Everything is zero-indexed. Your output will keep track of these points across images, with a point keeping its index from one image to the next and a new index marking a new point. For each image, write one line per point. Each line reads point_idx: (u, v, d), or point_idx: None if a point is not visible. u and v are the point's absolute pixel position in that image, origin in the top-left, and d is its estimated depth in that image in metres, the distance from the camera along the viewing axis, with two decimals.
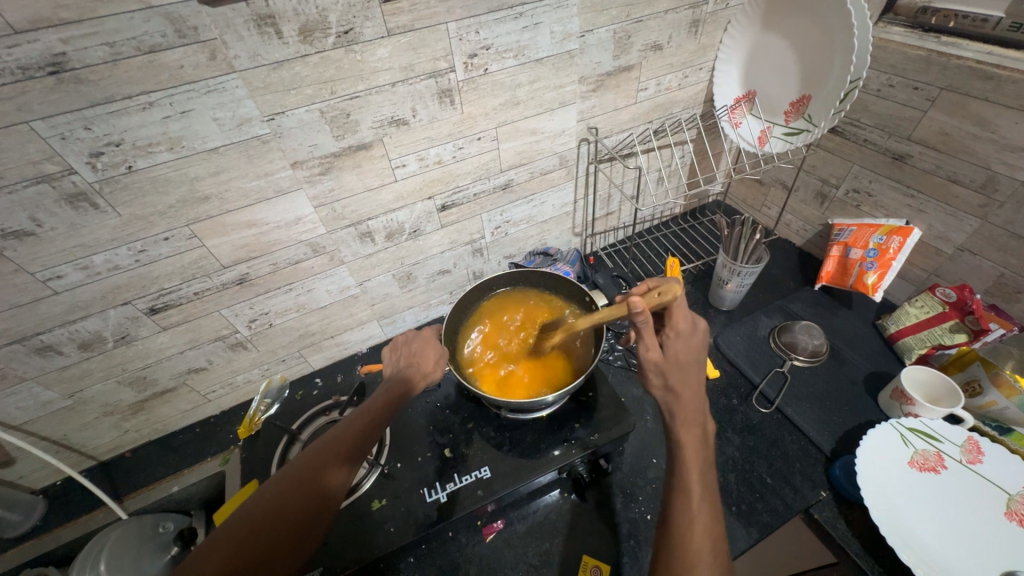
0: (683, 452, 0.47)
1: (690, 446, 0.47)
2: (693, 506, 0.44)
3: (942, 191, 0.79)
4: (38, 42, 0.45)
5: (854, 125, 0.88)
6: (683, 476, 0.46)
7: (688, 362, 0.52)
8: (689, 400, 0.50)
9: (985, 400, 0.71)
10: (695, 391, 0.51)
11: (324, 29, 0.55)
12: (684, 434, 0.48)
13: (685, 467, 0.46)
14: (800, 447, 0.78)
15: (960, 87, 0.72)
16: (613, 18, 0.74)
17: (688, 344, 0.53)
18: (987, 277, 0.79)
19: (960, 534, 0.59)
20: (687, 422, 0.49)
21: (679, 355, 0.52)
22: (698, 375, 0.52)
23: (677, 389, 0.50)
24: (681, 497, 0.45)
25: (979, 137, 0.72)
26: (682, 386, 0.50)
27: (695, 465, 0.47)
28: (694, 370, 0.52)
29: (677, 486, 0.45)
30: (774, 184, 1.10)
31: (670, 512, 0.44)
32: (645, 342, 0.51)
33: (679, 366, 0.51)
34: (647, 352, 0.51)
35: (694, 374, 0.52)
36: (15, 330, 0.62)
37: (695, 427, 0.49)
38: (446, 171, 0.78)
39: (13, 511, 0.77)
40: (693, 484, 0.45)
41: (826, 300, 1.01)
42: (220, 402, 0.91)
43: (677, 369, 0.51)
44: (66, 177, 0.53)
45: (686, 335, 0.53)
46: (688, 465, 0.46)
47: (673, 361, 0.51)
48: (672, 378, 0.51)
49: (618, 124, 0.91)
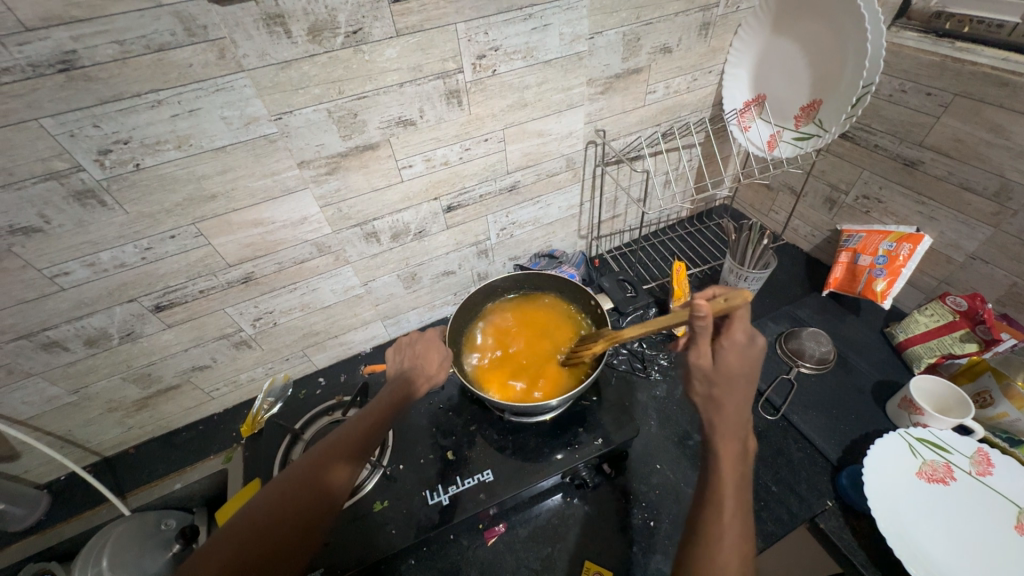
0: (719, 472, 0.46)
1: (727, 466, 0.46)
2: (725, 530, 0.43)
3: (954, 199, 0.78)
4: (48, 39, 0.45)
5: (865, 130, 0.88)
6: (717, 497, 0.44)
7: (738, 372, 0.49)
8: (732, 419, 0.48)
9: (996, 411, 0.70)
10: (739, 408, 0.48)
11: (333, 29, 0.55)
12: (721, 453, 0.47)
13: (719, 488, 0.45)
14: (806, 455, 0.77)
15: (974, 93, 0.71)
16: (622, 21, 0.74)
17: (742, 351, 0.50)
18: (999, 286, 0.78)
19: (970, 550, 0.58)
20: (727, 440, 0.47)
21: (731, 366, 0.49)
22: (745, 388, 0.50)
23: (721, 403, 0.48)
24: (712, 519, 0.43)
25: (993, 145, 0.71)
26: (727, 399, 0.48)
27: (730, 486, 0.45)
28: (741, 386, 0.49)
29: (710, 507, 0.44)
30: (782, 189, 1.09)
31: (698, 531, 0.43)
32: (698, 343, 0.49)
33: (729, 377, 0.48)
34: (699, 353, 0.49)
35: (741, 386, 0.49)
36: (22, 326, 0.62)
37: (734, 448, 0.47)
38: (453, 172, 0.78)
39: (17, 505, 0.77)
40: (727, 508, 0.44)
41: (833, 306, 1.00)
42: (223, 400, 0.91)
43: (726, 374, 0.49)
44: (75, 175, 0.53)
45: (740, 341, 0.49)
46: (723, 486, 0.45)
47: (725, 366, 0.49)
48: (719, 381, 0.49)
49: (626, 127, 0.90)
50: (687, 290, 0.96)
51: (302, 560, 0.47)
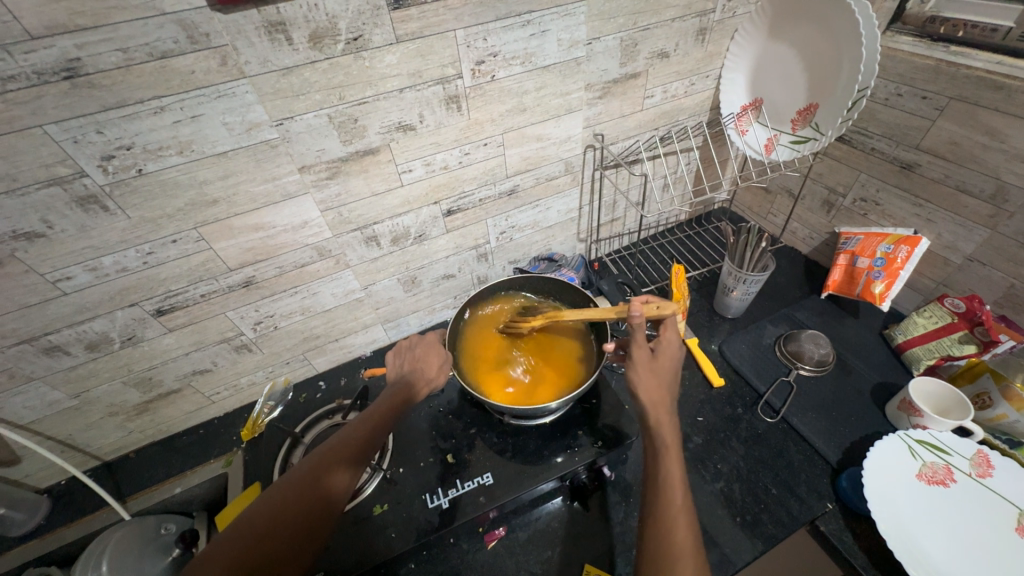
0: (667, 476, 0.46)
1: (673, 470, 0.47)
2: (679, 533, 0.43)
3: (951, 201, 0.79)
4: (53, 47, 0.46)
5: (862, 134, 0.88)
6: (667, 504, 0.44)
7: (667, 374, 0.55)
8: (669, 424, 0.51)
9: (995, 412, 0.70)
10: (673, 414, 0.52)
11: (334, 36, 0.56)
12: (666, 458, 0.48)
13: (669, 493, 0.45)
14: (806, 457, 0.77)
15: (969, 97, 0.71)
16: (620, 27, 0.75)
17: (670, 355, 0.57)
18: (996, 288, 0.78)
19: (970, 552, 0.58)
20: (669, 445, 0.49)
21: (665, 360, 0.56)
22: (674, 396, 0.54)
23: (658, 407, 0.52)
24: (664, 525, 0.43)
25: (988, 148, 0.72)
26: (662, 404, 0.52)
27: (679, 491, 0.46)
28: (670, 392, 0.54)
29: (661, 514, 0.44)
30: (780, 192, 1.09)
31: (653, 539, 0.43)
32: (636, 342, 0.56)
33: (660, 379, 0.54)
34: (636, 352, 0.56)
35: (671, 392, 0.54)
36: (24, 330, 0.62)
37: (676, 452, 0.49)
38: (453, 176, 0.79)
39: (17, 510, 0.77)
40: (677, 511, 0.44)
41: (832, 309, 1.00)
42: (224, 403, 0.91)
43: (658, 374, 0.54)
44: (78, 180, 0.54)
45: (670, 347, 0.58)
46: (672, 492, 0.45)
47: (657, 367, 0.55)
48: (652, 383, 0.54)
49: (624, 131, 0.91)
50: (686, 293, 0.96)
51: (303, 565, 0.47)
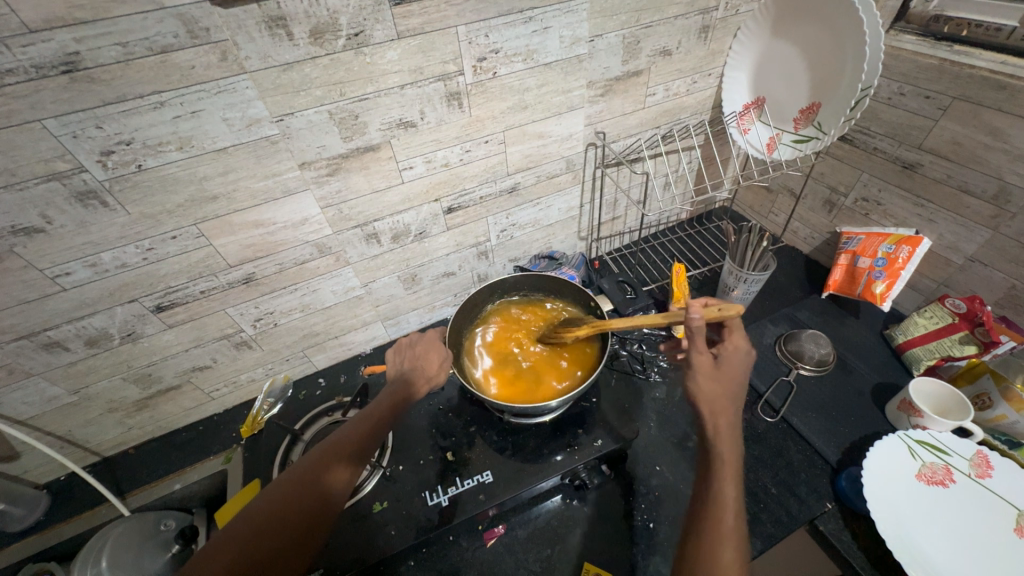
0: (719, 490, 0.46)
1: (726, 486, 0.46)
2: (726, 548, 0.42)
3: (953, 202, 0.79)
4: (52, 41, 0.45)
5: (864, 133, 0.88)
6: (718, 517, 0.44)
7: (730, 385, 0.53)
8: (729, 437, 0.50)
9: (995, 413, 0.70)
10: (735, 428, 0.50)
11: (334, 31, 0.56)
12: (722, 472, 0.47)
13: (719, 507, 0.45)
14: (806, 457, 0.77)
15: (972, 96, 0.71)
16: (623, 24, 0.74)
17: (736, 365, 0.55)
18: (997, 289, 0.78)
19: (968, 551, 0.58)
20: (726, 460, 0.48)
21: (728, 368, 0.54)
22: (738, 408, 0.52)
23: (718, 419, 0.50)
24: (710, 535, 0.43)
25: (991, 148, 0.71)
26: (723, 416, 0.51)
27: (731, 510, 0.45)
28: (733, 405, 0.52)
29: (710, 525, 0.44)
30: (782, 191, 1.09)
31: (696, 549, 0.43)
32: (697, 346, 0.55)
33: (723, 388, 0.53)
34: (696, 357, 0.54)
35: (735, 403, 0.52)
36: (23, 326, 0.62)
37: (733, 468, 0.47)
38: (453, 173, 0.78)
39: (17, 506, 0.77)
40: (726, 528, 0.43)
41: (833, 308, 1.00)
42: (223, 400, 0.91)
43: (721, 382, 0.53)
44: (77, 176, 0.54)
45: (734, 356, 0.55)
46: (723, 507, 0.45)
47: (719, 374, 0.53)
48: (714, 391, 0.52)
49: (626, 129, 0.90)
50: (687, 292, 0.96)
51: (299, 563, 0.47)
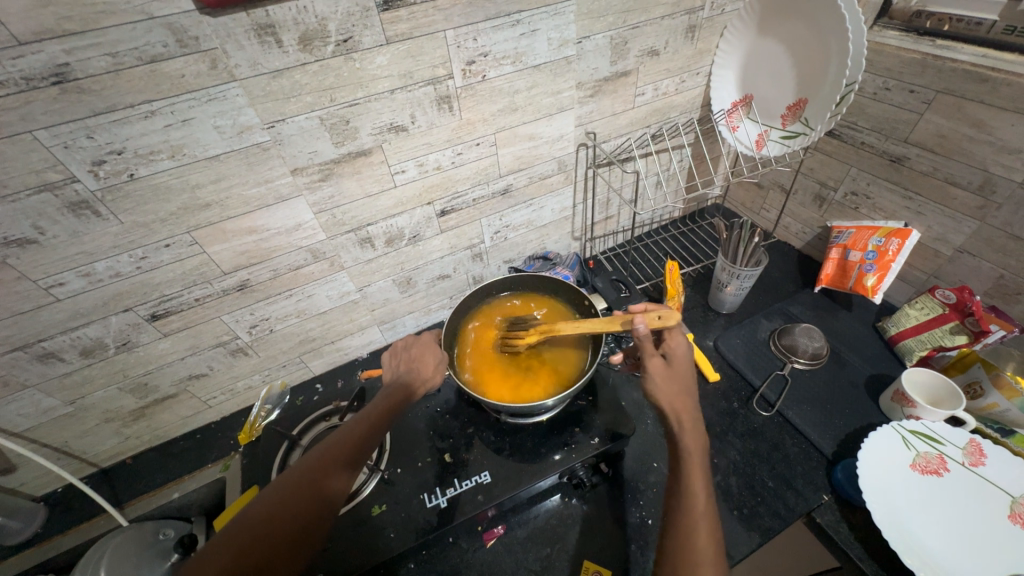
0: (687, 484, 0.46)
1: (694, 477, 0.47)
2: (698, 540, 0.42)
3: (940, 193, 0.80)
4: (42, 52, 0.46)
5: (851, 128, 0.89)
6: (688, 512, 0.44)
7: (686, 382, 0.54)
8: (692, 435, 0.50)
9: (986, 402, 0.71)
10: (696, 421, 0.51)
11: (324, 38, 0.56)
12: (688, 466, 0.48)
13: (690, 501, 0.45)
14: (801, 450, 0.78)
15: (956, 89, 0.72)
16: (610, 25, 0.75)
17: (684, 364, 0.56)
18: (986, 279, 0.79)
19: (964, 540, 0.59)
20: (691, 454, 0.48)
21: (679, 368, 0.56)
22: (696, 403, 0.53)
23: (679, 415, 0.51)
24: (685, 529, 0.43)
25: (975, 140, 0.72)
26: (683, 412, 0.52)
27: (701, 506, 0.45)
28: (691, 400, 0.53)
29: (683, 520, 0.44)
30: (772, 187, 1.10)
31: (673, 545, 0.43)
32: (646, 351, 0.56)
33: (678, 386, 0.54)
34: (648, 361, 0.56)
35: (692, 399, 0.53)
36: (18, 337, 0.62)
37: (698, 460, 0.48)
38: (446, 176, 0.79)
39: (14, 519, 0.77)
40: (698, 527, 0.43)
41: (826, 302, 1.01)
42: (220, 408, 0.91)
43: (676, 381, 0.54)
44: (69, 186, 0.54)
45: (682, 355, 0.57)
46: (693, 500, 0.45)
47: (672, 374, 0.55)
48: (671, 390, 0.54)
49: (616, 129, 0.91)
50: (681, 289, 0.96)
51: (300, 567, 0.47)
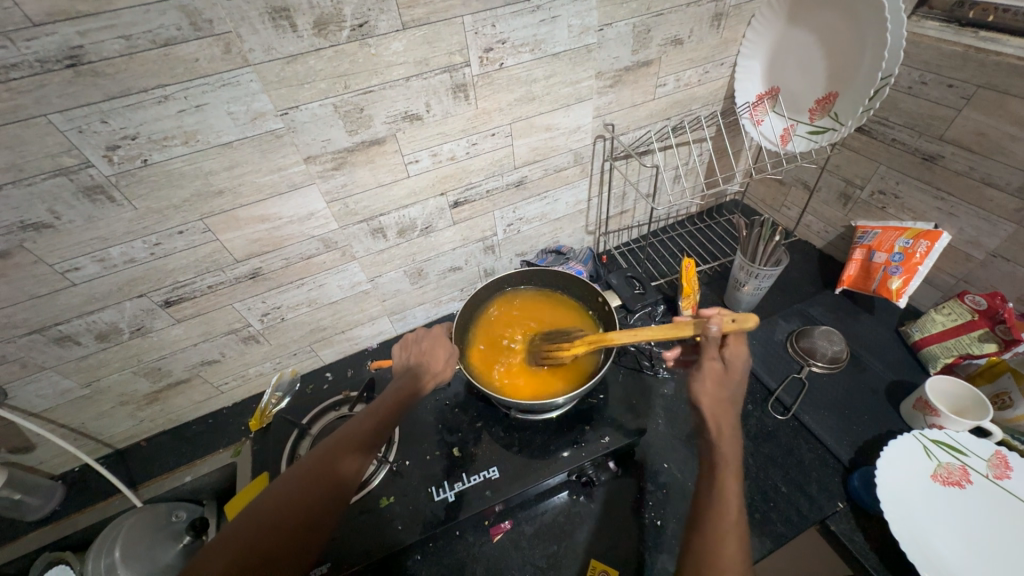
0: (720, 485, 0.46)
1: (730, 482, 0.46)
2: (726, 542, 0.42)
3: (975, 194, 0.76)
4: (55, 34, 0.45)
5: (882, 124, 0.85)
6: (720, 513, 0.44)
7: (732, 392, 0.54)
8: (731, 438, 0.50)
9: (1014, 413, 0.69)
10: (735, 430, 0.51)
11: (339, 22, 0.55)
12: (723, 469, 0.47)
13: (722, 503, 0.44)
14: (817, 455, 0.76)
15: (998, 85, 0.68)
16: (633, 12, 0.72)
17: (739, 372, 0.55)
18: (1020, 285, 0.76)
19: (986, 554, 0.57)
20: (727, 461, 0.48)
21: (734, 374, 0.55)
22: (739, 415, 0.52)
23: (720, 420, 0.51)
24: (712, 529, 0.43)
25: (1017, 138, 0.69)
26: (724, 418, 0.51)
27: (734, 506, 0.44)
28: (733, 410, 0.53)
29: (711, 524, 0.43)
30: (795, 184, 1.07)
31: (698, 543, 0.42)
32: (707, 352, 0.55)
33: (725, 393, 0.53)
34: (705, 362, 0.55)
35: (734, 409, 0.53)
36: (35, 320, 0.63)
37: (734, 467, 0.47)
38: (460, 167, 0.77)
39: (33, 495, 0.79)
40: (728, 524, 0.43)
41: (846, 305, 0.98)
42: (232, 393, 0.92)
43: (725, 388, 0.53)
44: (84, 171, 0.54)
45: (739, 362, 0.56)
46: (726, 501, 0.44)
47: (724, 380, 0.54)
48: (718, 394, 0.53)
49: (635, 121, 0.89)
50: (696, 287, 0.94)
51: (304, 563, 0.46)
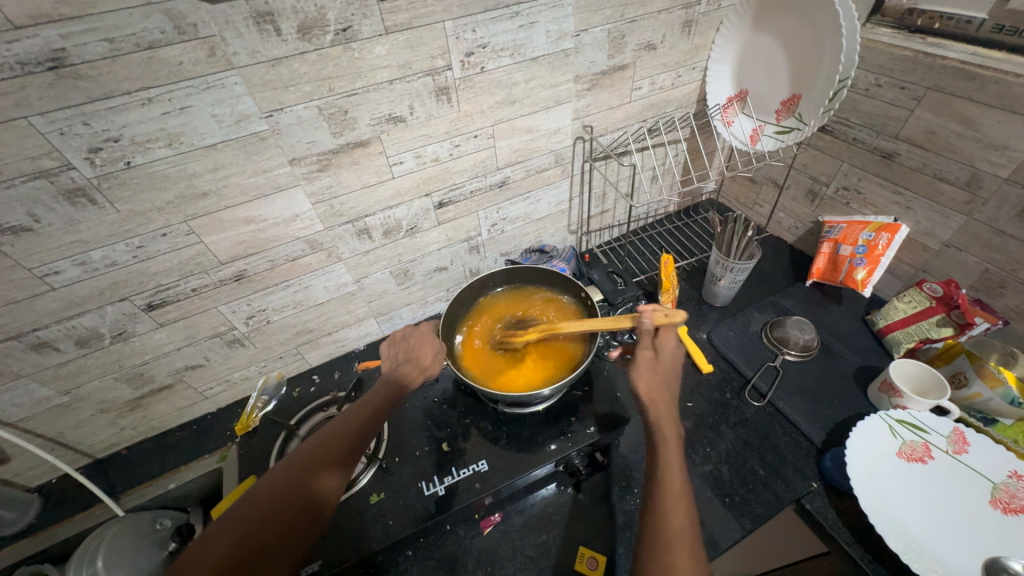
0: (665, 471, 0.48)
1: (671, 464, 0.49)
2: (673, 523, 0.44)
3: (929, 189, 0.81)
4: (37, 37, 0.45)
5: (844, 124, 0.90)
6: (664, 496, 0.47)
7: (668, 375, 0.57)
8: (669, 419, 0.53)
9: (970, 392, 0.73)
10: (674, 411, 0.54)
11: (323, 27, 0.56)
12: (665, 451, 0.50)
13: (667, 485, 0.47)
14: (792, 439, 0.79)
15: (945, 87, 0.74)
16: (608, 18, 0.75)
17: (671, 354, 0.59)
18: (972, 272, 0.81)
19: (945, 522, 0.61)
20: (665, 437, 0.51)
21: (667, 356, 0.58)
22: (675, 393, 0.56)
23: (657, 406, 0.54)
24: (659, 518, 0.45)
25: (963, 136, 0.74)
26: (661, 403, 0.54)
27: (676, 480, 0.48)
28: (670, 391, 0.56)
29: (657, 507, 0.46)
30: (766, 182, 1.12)
31: (650, 528, 0.45)
32: (641, 343, 0.60)
33: (659, 378, 0.57)
34: (639, 353, 0.59)
35: (670, 392, 0.56)
36: (12, 326, 0.62)
37: (674, 448, 0.51)
38: (443, 168, 0.79)
39: (8, 509, 0.76)
40: (672, 500, 0.46)
41: (817, 296, 1.02)
42: (217, 399, 0.91)
43: (659, 372, 0.57)
44: (65, 173, 0.53)
45: (671, 348, 0.59)
46: (670, 482, 0.47)
47: (657, 367, 0.58)
48: (651, 379, 0.56)
49: (613, 122, 0.92)
50: (675, 282, 0.97)
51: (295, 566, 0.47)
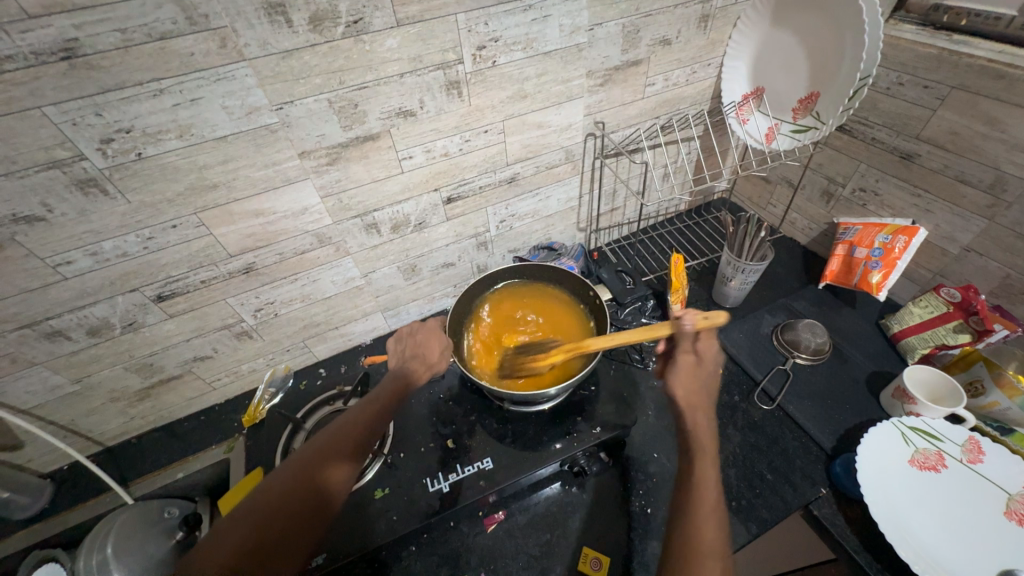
0: (699, 475, 0.48)
1: (706, 468, 0.49)
2: (706, 526, 0.44)
3: (950, 191, 0.79)
4: (50, 27, 0.45)
5: (863, 123, 0.88)
6: (699, 499, 0.46)
7: (706, 381, 0.58)
8: (705, 427, 0.53)
9: (987, 401, 0.72)
10: (710, 418, 0.54)
11: (334, 18, 0.55)
12: (699, 456, 0.50)
13: (700, 487, 0.47)
14: (801, 444, 0.78)
15: (971, 86, 0.72)
16: (623, 12, 0.74)
17: (714, 363, 0.59)
18: (992, 278, 0.79)
19: (958, 533, 0.60)
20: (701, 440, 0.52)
21: (708, 363, 0.59)
22: (712, 400, 0.57)
23: (694, 411, 0.55)
24: (692, 521, 0.45)
25: (989, 137, 0.72)
26: (698, 409, 0.55)
27: (711, 486, 0.48)
28: (707, 397, 0.56)
29: (690, 508, 0.46)
30: (780, 182, 1.10)
31: (682, 529, 0.44)
32: (682, 347, 0.60)
33: (698, 383, 0.57)
34: (680, 356, 0.60)
35: (708, 399, 0.56)
36: (26, 315, 0.62)
37: (710, 455, 0.51)
38: (453, 163, 0.78)
39: (21, 494, 0.78)
40: (706, 503, 0.46)
41: (829, 299, 1.01)
42: (225, 390, 0.92)
43: (697, 377, 0.58)
44: (77, 164, 0.54)
45: (712, 357, 0.60)
46: (704, 486, 0.47)
47: (696, 373, 0.58)
48: (689, 384, 0.57)
49: (625, 119, 0.90)
50: (685, 282, 0.96)
51: (301, 557, 0.47)
